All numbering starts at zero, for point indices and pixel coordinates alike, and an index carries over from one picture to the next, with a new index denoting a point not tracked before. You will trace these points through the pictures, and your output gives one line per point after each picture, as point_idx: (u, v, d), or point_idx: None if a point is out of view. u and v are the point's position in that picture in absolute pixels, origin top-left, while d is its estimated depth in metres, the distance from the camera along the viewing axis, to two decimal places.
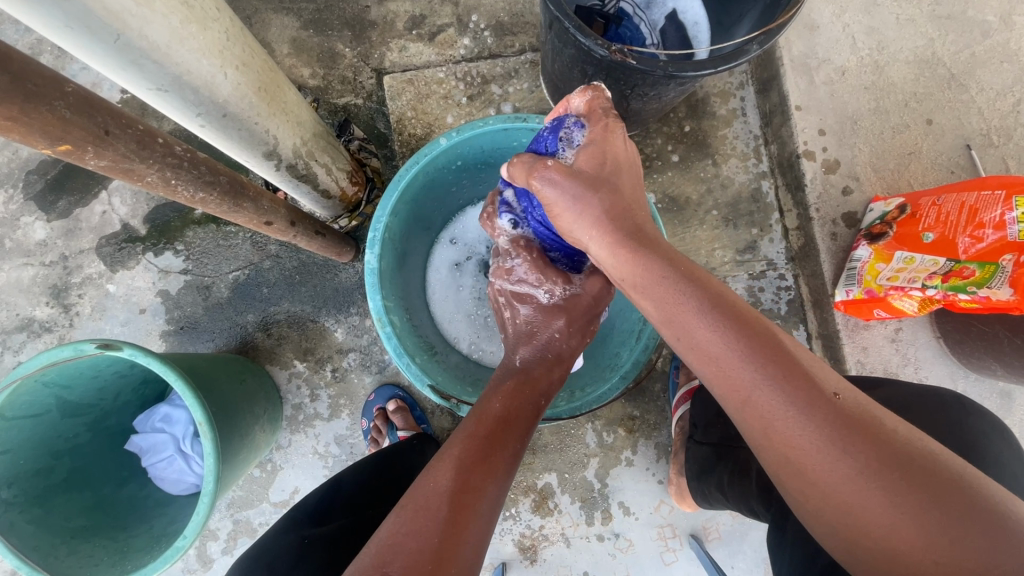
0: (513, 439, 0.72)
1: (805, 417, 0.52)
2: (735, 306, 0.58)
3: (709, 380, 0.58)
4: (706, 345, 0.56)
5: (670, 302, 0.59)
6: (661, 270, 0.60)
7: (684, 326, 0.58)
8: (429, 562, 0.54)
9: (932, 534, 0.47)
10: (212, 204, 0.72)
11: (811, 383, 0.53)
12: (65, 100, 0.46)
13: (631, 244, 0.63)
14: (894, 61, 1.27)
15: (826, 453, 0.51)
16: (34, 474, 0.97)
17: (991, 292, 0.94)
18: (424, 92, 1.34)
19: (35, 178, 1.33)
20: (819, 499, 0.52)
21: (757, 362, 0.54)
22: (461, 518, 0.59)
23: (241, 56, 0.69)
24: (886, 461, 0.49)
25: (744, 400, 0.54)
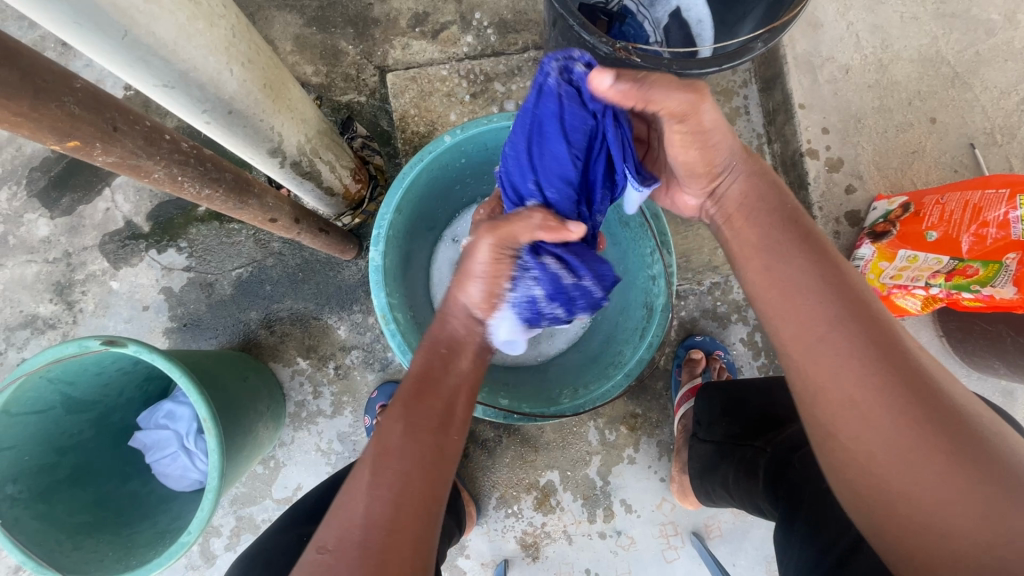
0: (440, 396, 0.71)
1: (879, 359, 0.56)
2: (831, 258, 0.66)
3: (780, 318, 0.64)
4: (797, 280, 0.64)
5: (772, 248, 0.68)
6: (771, 220, 0.71)
7: (775, 265, 0.67)
8: (356, 533, 0.58)
9: (978, 492, 0.49)
10: (218, 201, 0.72)
11: (891, 333, 0.58)
12: (73, 97, 0.46)
13: (754, 197, 0.74)
14: (898, 60, 1.26)
15: (890, 396, 0.54)
16: (39, 470, 0.97)
17: (995, 291, 0.95)
18: (427, 89, 1.34)
19: (38, 176, 1.34)
20: (872, 447, 0.54)
21: (840, 305, 0.60)
22: (382, 484, 0.61)
23: (248, 53, 0.69)
24: (948, 418, 0.52)
25: (819, 336, 0.60)
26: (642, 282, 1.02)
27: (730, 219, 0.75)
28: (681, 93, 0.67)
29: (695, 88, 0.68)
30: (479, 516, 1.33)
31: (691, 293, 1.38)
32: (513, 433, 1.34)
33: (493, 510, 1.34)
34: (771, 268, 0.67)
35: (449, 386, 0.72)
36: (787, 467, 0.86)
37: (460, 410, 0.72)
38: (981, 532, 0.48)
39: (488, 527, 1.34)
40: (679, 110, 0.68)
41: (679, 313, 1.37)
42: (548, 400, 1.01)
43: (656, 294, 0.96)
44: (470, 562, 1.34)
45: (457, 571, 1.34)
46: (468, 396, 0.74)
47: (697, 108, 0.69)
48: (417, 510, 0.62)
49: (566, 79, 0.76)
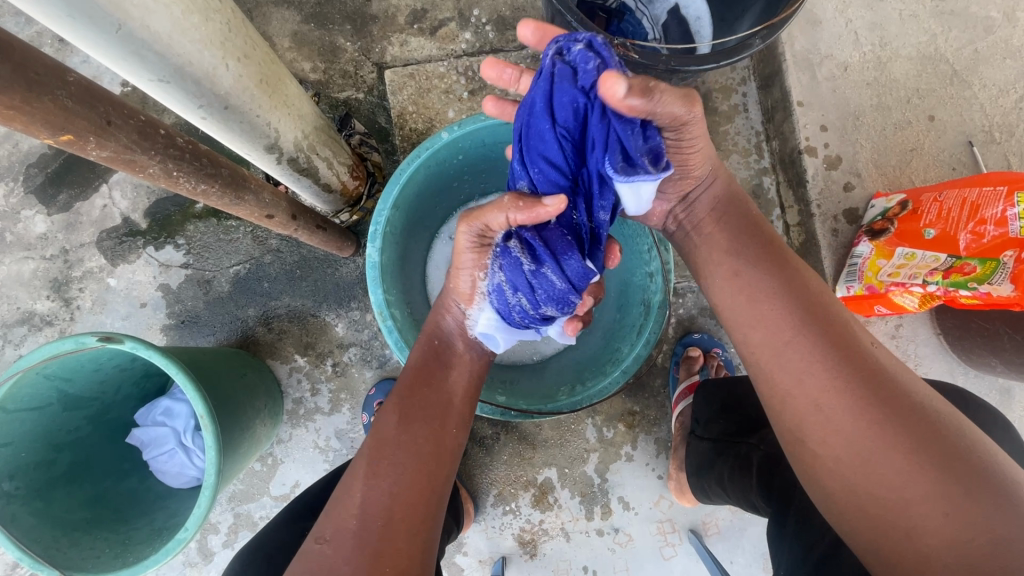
0: (433, 392, 0.75)
1: (840, 363, 0.61)
2: (795, 268, 0.73)
3: (750, 327, 0.70)
4: (764, 288, 0.71)
5: (743, 261, 0.75)
6: (739, 231, 0.78)
7: (745, 275, 0.74)
8: (354, 522, 0.61)
9: (939, 488, 0.52)
10: (214, 196, 0.72)
11: (852, 339, 0.64)
12: (66, 90, 0.46)
13: (724, 208, 0.81)
14: (897, 57, 1.26)
15: (852, 397, 0.59)
16: (35, 467, 0.97)
17: (992, 288, 0.94)
18: (425, 86, 1.34)
19: (35, 172, 1.33)
20: (836, 445, 0.59)
21: (801, 315, 0.67)
22: (380, 475, 0.65)
23: (243, 48, 0.68)
24: (906, 417, 0.57)
25: (785, 341, 0.66)
26: (640, 280, 1.02)
27: (701, 225, 0.82)
28: (681, 105, 0.66)
29: (691, 97, 0.67)
30: (477, 513, 1.34)
31: (689, 290, 1.38)
32: (510, 430, 1.34)
33: (491, 507, 1.34)
34: (742, 277, 0.74)
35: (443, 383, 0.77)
36: (784, 463, 0.86)
37: (455, 406, 0.76)
38: (945, 528, 0.51)
39: (486, 525, 1.34)
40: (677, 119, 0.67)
41: (678, 311, 1.37)
42: (546, 397, 1.01)
43: (653, 291, 0.96)
44: (468, 559, 1.34)
45: (455, 568, 1.34)
46: (462, 393, 0.79)
47: (692, 118, 0.69)
48: (413, 502, 0.65)
49: (564, 59, 0.68)
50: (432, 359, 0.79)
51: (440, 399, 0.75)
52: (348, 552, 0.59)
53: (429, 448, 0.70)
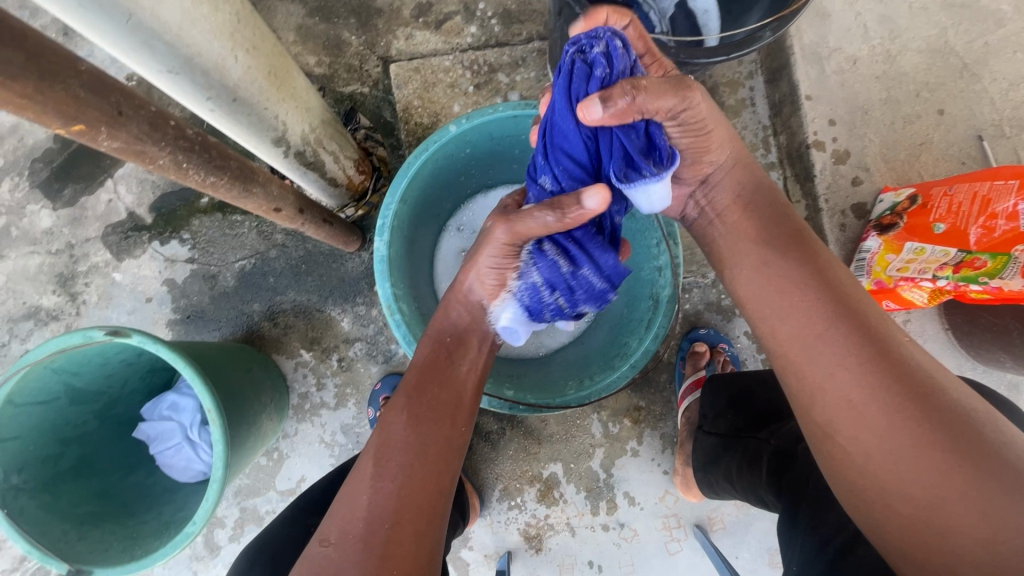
0: (443, 389, 0.75)
1: (874, 358, 0.61)
2: (826, 261, 0.72)
3: (779, 321, 0.70)
4: (795, 281, 0.70)
5: (772, 254, 0.74)
6: (769, 223, 0.78)
7: (774, 267, 0.73)
8: (360, 526, 0.61)
9: (975, 488, 0.51)
10: (223, 189, 0.71)
11: (885, 334, 0.63)
12: (79, 79, 0.46)
13: (753, 199, 0.81)
14: (906, 51, 1.25)
15: (886, 394, 0.58)
16: (43, 461, 0.97)
17: (1003, 283, 0.94)
18: (430, 80, 1.33)
19: (40, 167, 1.33)
20: (869, 444, 0.58)
21: (835, 306, 0.66)
22: (387, 477, 0.65)
23: (252, 40, 0.68)
24: (941, 413, 0.56)
25: (817, 335, 0.65)
26: (648, 274, 1.02)
27: (726, 213, 0.82)
28: (674, 94, 0.69)
29: (687, 88, 0.70)
30: (482, 508, 1.34)
31: (695, 286, 1.37)
32: (516, 425, 1.34)
33: (496, 502, 1.34)
34: (771, 271, 0.73)
35: (454, 380, 0.77)
36: (792, 459, 0.86)
37: (464, 404, 0.76)
38: (981, 527, 0.50)
39: (491, 519, 1.34)
40: (671, 110, 0.70)
41: (684, 306, 1.37)
42: (553, 390, 1.01)
43: (662, 285, 0.96)
44: (474, 553, 1.34)
45: (460, 563, 1.34)
46: (472, 391, 0.78)
47: (693, 104, 0.71)
48: (419, 501, 0.64)
49: (584, 58, 0.69)
50: (444, 356, 0.79)
51: (450, 398, 0.75)
52: (355, 556, 0.58)
53: (436, 450, 0.69)
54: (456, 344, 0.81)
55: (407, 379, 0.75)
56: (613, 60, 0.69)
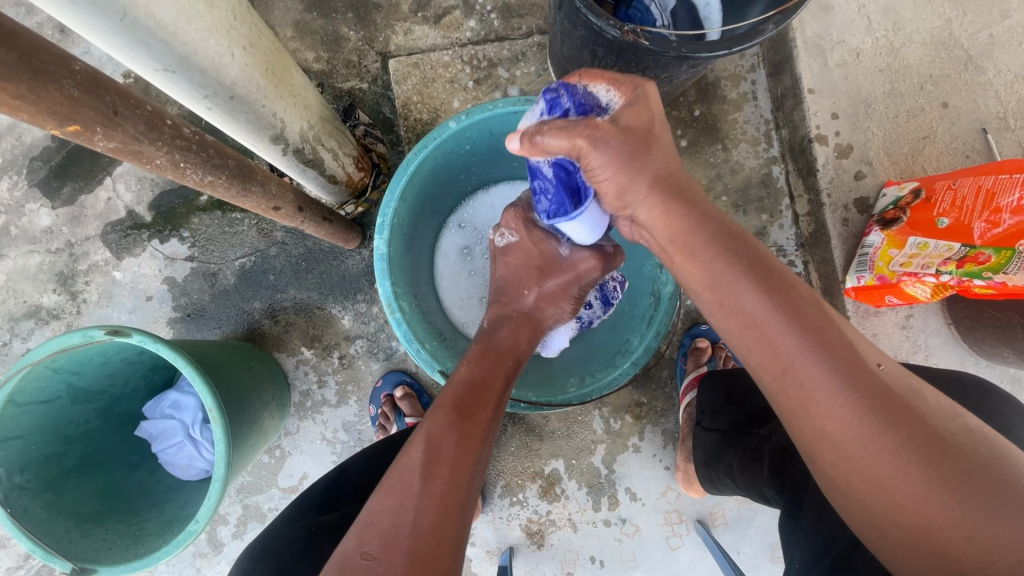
0: (489, 405, 0.73)
1: (847, 389, 0.51)
2: (781, 273, 0.58)
3: (743, 348, 0.58)
4: (750, 310, 0.57)
5: (715, 274, 0.60)
6: (709, 236, 0.62)
7: (725, 291, 0.59)
8: (405, 540, 0.57)
9: (963, 514, 0.47)
10: (221, 188, 0.71)
11: (855, 355, 0.53)
12: (73, 79, 0.45)
13: (683, 209, 0.64)
14: (910, 43, 1.24)
15: (865, 428, 0.50)
16: (46, 460, 0.97)
17: (1007, 278, 0.93)
18: (430, 75, 1.33)
19: (38, 165, 1.33)
20: (850, 472, 0.52)
21: (800, 329, 0.54)
22: (433, 492, 0.61)
23: (249, 37, 0.67)
24: (923, 436, 0.50)
25: (785, 368, 0.54)
26: (649, 271, 1.01)
27: (668, 251, 0.66)
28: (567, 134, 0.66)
29: (586, 131, 0.65)
30: (484, 504, 1.34)
31: None
32: (518, 422, 1.35)
33: (498, 498, 1.34)
34: (724, 301, 0.59)
35: (497, 395, 0.76)
36: (793, 455, 0.86)
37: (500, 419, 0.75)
38: (968, 551, 0.47)
39: (493, 515, 1.34)
40: (572, 151, 0.67)
41: (686, 302, 1.36)
42: (555, 388, 1.01)
43: (663, 282, 0.96)
44: (476, 549, 1.35)
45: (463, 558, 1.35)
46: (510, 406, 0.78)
47: (588, 149, 0.65)
48: (461, 516, 0.61)
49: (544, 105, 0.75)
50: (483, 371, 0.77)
51: (492, 413, 0.74)
52: (399, 571, 0.54)
53: (475, 467, 0.67)
54: (502, 361, 0.81)
55: (447, 395, 0.73)
56: (548, 102, 0.74)
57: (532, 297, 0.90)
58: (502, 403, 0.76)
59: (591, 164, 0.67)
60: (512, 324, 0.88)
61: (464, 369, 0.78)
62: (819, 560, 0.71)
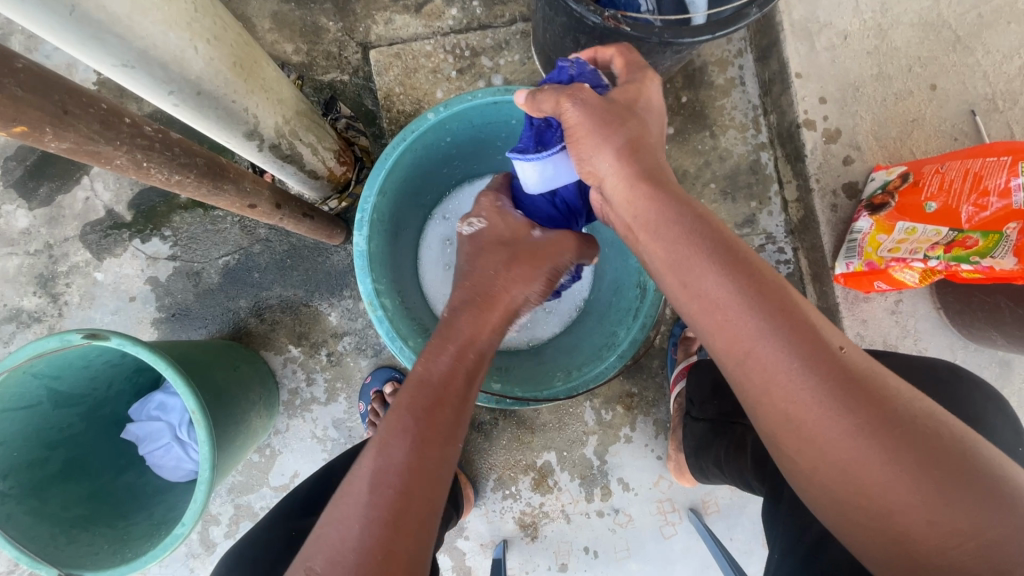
0: (447, 405, 0.67)
1: (807, 371, 0.51)
2: (745, 256, 0.57)
3: (707, 333, 0.57)
4: (712, 294, 0.56)
5: (678, 255, 0.59)
6: (673, 219, 0.60)
7: (688, 275, 0.58)
8: (349, 555, 0.54)
9: (925, 495, 0.46)
10: (191, 187, 0.69)
11: (816, 337, 0.52)
12: (15, 78, 0.43)
13: (647, 187, 0.63)
14: (898, 24, 1.22)
15: (825, 411, 0.50)
16: (29, 466, 0.96)
17: (994, 262, 0.92)
18: (412, 66, 1.30)
19: (14, 165, 1.30)
20: (812, 457, 0.51)
21: (761, 312, 0.53)
22: (380, 504, 0.57)
23: (213, 29, 0.65)
24: (884, 418, 0.49)
25: (746, 352, 0.54)
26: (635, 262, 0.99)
27: (635, 228, 0.64)
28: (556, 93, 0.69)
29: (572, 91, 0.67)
30: (477, 498, 1.34)
31: None
32: (509, 415, 1.34)
33: (491, 492, 1.34)
34: (688, 285, 0.58)
35: (457, 395, 0.69)
36: None
37: (465, 421, 0.69)
38: (931, 536, 0.46)
39: (486, 509, 1.34)
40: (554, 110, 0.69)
41: None
42: (542, 382, 1.00)
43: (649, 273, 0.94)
44: (470, 543, 1.35)
45: (457, 552, 1.35)
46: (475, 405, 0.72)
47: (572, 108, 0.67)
48: (414, 532, 0.57)
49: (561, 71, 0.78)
50: (450, 371, 0.70)
51: (453, 415, 0.67)
52: None
53: (437, 472, 0.62)
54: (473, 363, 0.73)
55: (402, 396, 0.67)
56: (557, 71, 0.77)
57: (507, 270, 0.82)
58: (464, 403, 0.70)
59: (569, 124, 0.68)
60: (478, 313, 0.78)
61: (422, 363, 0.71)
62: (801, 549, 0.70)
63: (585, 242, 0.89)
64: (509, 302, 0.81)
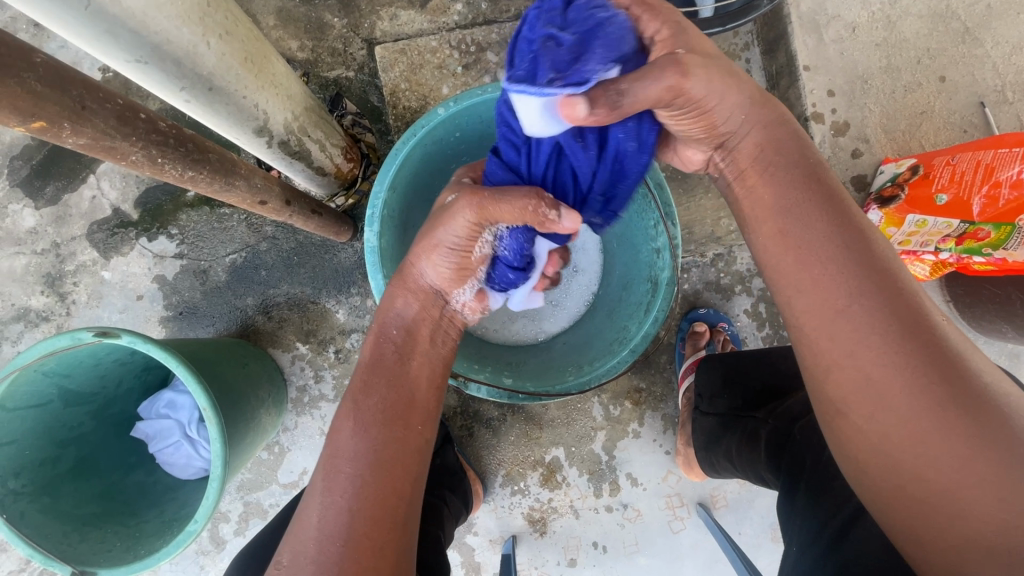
0: (389, 387, 0.71)
1: (904, 335, 0.53)
2: (859, 223, 0.61)
3: (795, 284, 0.61)
4: (815, 246, 0.60)
5: (792, 208, 0.63)
6: (788, 170, 0.65)
7: (791, 224, 0.62)
8: (311, 541, 0.60)
9: (997, 476, 0.48)
10: (203, 183, 0.69)
11: (915, 310, 0.55)
12: (34, 73, 0.43)
13: (770, 149, 0.67)
14: (906, 16, 1.21)
15: (913, 377, 0.52)
16: (41, 464, 0.96)
17: (1007, 253, 0.95)
18: (417, 61, 1.29)
19: (19, 165, 1.29)
20: (883, 424, 0.53)
21: (860, 275, 0.57)
22: (336, 490, 0.63)
23: (225, 24, 0.65)
24: (969, 397, 0.51)
25: (838, 310, 0.57)
26: (645, 256, 0.99)
27: (743, 175, 0.68)
28: (660, 83, 0.60)
29: (682, 68, 0.60)
30: (485, 494, 1.34)
31: (695, 265, 1.35)
32: (517, 411, 1.34)
33: (499, 488, 1.34)
34: (788, 233, 0.62)
35: (399, 375, 0.73)
36: (788, 438, 0.85)
37: (416, 399, 0.73)
38: (996, 516, 0.47)
39: (494, 505, 1.34)
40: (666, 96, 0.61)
41: (683, 286, 1.35)
42: (553, 377, 1.00)
43: (661, 266, 0.94)
44: (478, 539, 1.35)
45: (466, 548, 1.35)
46: (424, 381, 0.75)
47: (692, 81, 0.61)
48: (371, 511, 0.62)
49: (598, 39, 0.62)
50: (392, 355, 0.74)
51: (400, 396, 0.71)
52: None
53: (392, 453, 0.67)
54: (406, 345, 0.76)
55: (354, 385, 0.72)
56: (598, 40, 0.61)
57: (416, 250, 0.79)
58: (411, 381, 0.74)
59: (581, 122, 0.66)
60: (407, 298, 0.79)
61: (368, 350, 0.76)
62: (818, 543, 0.70)
63: (490, 197, 0.71)
64: (416, 277, 0.79)
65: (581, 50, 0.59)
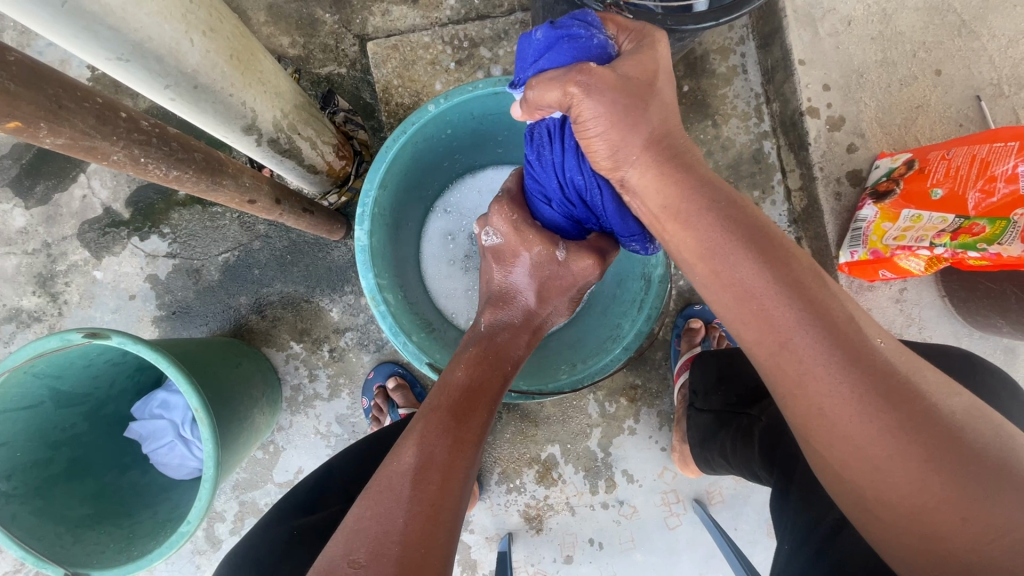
0: (480, 411, 0.72)
1: (848, 365, 0.51)
2: (786, 251, 0.58)
3: (740, 322, 0.58)
4: (748, 283, 0.57)
5: (713, 240, 0.60)
6: (704, 204, 0.62)
7: (720, 263, 0.59)
8: (393, 547, 0.54)
9: (956, 493, 0.47)
10: (190, 182, 0.68)
11: (855, 334, 0.53)
12: (8, 71, 0.43)
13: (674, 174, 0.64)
14: (903, 9, 1.20)
15: (863, 406, 0.50)
16: (33, 466, 0.96)
17: (1001, 249, 0.91)
18: (410, 57, 1.28)
19: (9, 164, 1.28)
20: (844, 454, 0.52)
21: (797, 305, 0.54)
22: (424, 498, 0.59)
23: (208, 20, 0.64)
24: (921, 416, 0.49)
25: (782, 343, 0.54)
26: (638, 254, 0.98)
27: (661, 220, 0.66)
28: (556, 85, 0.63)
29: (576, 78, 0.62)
30: (481, 492, 1.34)
31: None
32: (512, 408, 1.34)
33: (495, 485, 1.34)
34: (721, 274, 0.59)
35: (489, 402, 0.74)
36: (781, 435, 0.85)
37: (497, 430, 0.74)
38: (965, 532, 0.47)
39: (490, 502, 1.34)
40: (564, 102, 0.64)
41: (678, 283, 1.35)
42: (546, 376, 1.00)
43: (653, 264, 0.94)
44: (474, 536, 1.35)
45: (462, 546, 1.35)
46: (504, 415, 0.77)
47: (580, 98, 0.62)
48: (452, 523, 0.59)
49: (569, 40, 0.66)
50: (481, 380, 0.76)
51: (485, 422, 0.72)
52: None
53: (470, 472, 0.65)
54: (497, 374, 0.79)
55: (441, 402, 0.72)
56: (570, 43, 0.66)
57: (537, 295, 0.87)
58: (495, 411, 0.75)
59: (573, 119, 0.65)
60: (524, 336, 0.86)
61: (457, 373, 0.78)
62: (808, 543, 0.70)
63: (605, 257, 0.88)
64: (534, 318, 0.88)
65: (539, 51, 0.68)
